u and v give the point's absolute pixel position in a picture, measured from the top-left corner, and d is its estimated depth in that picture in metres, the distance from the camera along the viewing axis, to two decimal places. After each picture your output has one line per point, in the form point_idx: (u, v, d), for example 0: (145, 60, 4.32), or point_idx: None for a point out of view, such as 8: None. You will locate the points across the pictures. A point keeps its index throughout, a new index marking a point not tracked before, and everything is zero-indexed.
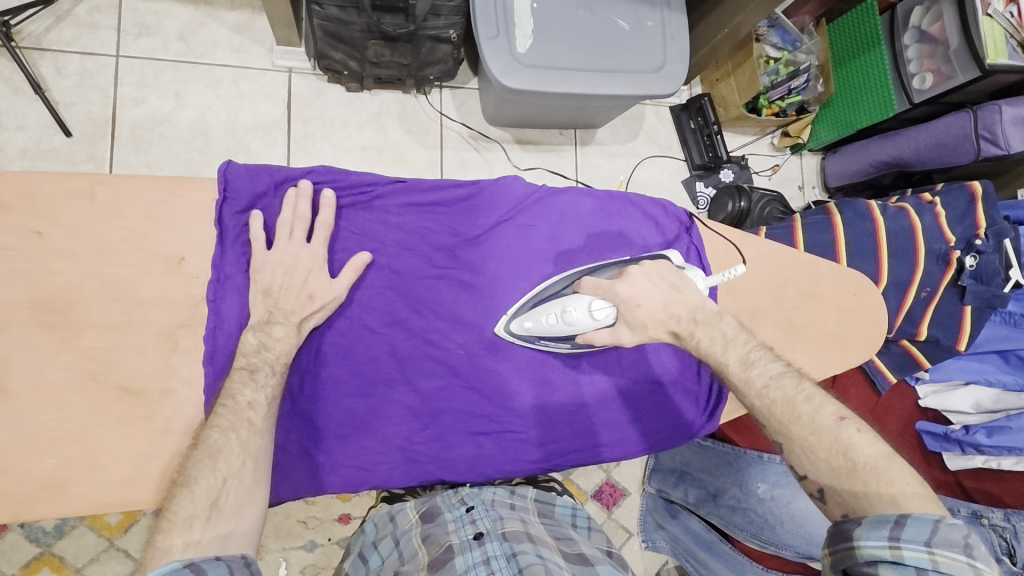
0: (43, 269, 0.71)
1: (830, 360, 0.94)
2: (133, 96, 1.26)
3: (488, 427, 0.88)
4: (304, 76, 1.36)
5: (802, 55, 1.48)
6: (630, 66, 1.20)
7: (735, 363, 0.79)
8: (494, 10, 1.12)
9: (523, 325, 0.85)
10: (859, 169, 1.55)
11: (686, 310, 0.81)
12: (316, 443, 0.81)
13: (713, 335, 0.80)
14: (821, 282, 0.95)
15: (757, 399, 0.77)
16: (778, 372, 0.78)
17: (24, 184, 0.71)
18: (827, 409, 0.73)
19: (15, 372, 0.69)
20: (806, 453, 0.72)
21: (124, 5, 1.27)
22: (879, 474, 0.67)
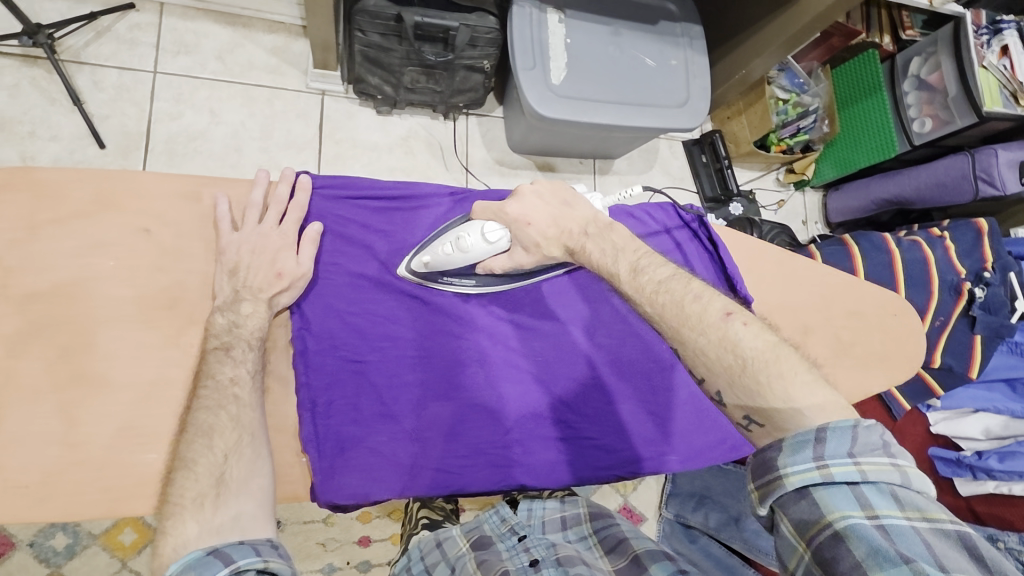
0: (151, 266, 0.74)
1: (878, 376, 0.96)
2: (169, 112, 1.27)
3: (567, 432, 0.88)
4: (337, 99, 1.39)
5: (809, 97, 1.56)
6: (658, 101, 1.26)
7: (624, 272, 0.72)
8: (530, 44, 1.18)
9: (421, 262, 0.83)
10: (862, 206, 1.62)
11: (575, 225, 0.79)
12: (404, 445, 0.80)
13: (603, 247, 0.76)
14: (864, 303, 0.98)
15: (648, 305, 0.67)
16: (667, 276, 0.70)
17: (137, 185, 0.75)
18: (714, 305, 0.65)
19: (117, 365, 0.70)
20: (700, 356, 0.64)
21: (165, 25, 1.30)
22: (772, 369, 0.60)
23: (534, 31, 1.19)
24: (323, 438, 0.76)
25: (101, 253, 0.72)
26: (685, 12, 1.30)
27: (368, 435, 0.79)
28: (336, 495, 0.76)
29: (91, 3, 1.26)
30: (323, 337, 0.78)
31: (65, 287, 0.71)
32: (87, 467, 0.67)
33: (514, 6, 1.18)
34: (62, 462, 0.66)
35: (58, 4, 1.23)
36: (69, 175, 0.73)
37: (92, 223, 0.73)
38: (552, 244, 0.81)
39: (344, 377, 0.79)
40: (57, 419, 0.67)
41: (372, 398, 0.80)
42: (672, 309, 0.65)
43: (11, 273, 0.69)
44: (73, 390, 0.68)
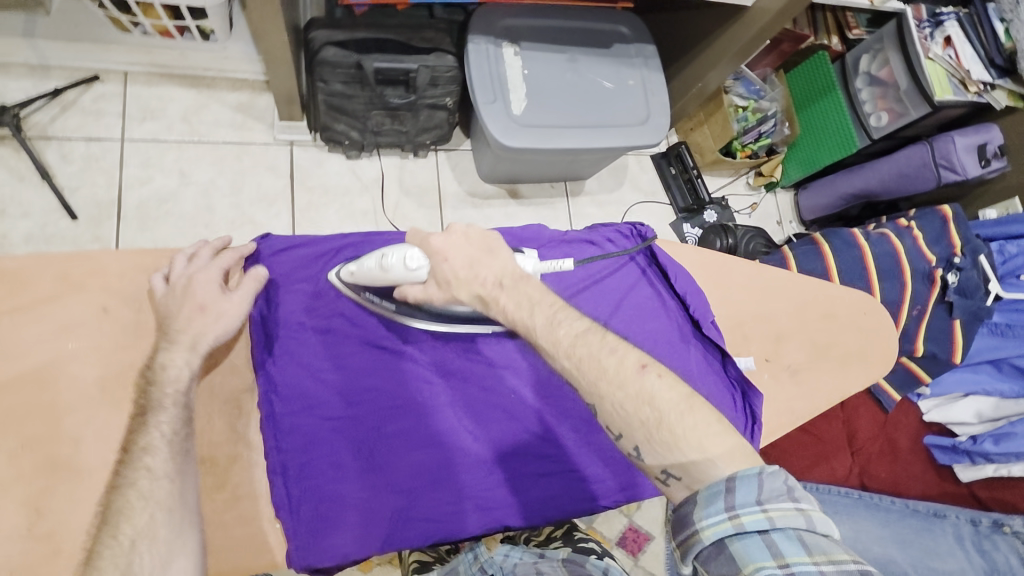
0: (115, 344, 0.74)
1: (857, 376, 0.96)
2: (138, 177, 1.28)
3: (549, 467, 0.88)
4: (305, 148, 1.41)
5: (767, 102, 1.60)
6: (620, 121, 1.29)
7: (541, 325, 0.69)
8: (489, 79, 1.21)
9: (348, 272, 0.83)
10: (831, 203, 1.64)
11: (489, 274, 0.74)
12: (388, 498, 0.81)
13: (517, 299, 0.72)
14: (836, 303, 0.98)
15: (567, 360, 0.67)
16: (584, 329, 0.69)
17: (96, 264, 0.76)
18: (630, 358, 0.66)
19: (85, 448, 0.70)
20: (616, 410, 0.65)
21: (129, 93, 1.32)
22: (686, 420, 0.62)
23: (491, 67, 1.22)
24: (303, 501, 0.77)
25: (63, 336, 0.73)
26: (637, 34, 1.33)
27: (347, 494, 0.79)
28: (319, 558, 0.77)
29: (55, 79, 1.28)
30: (292, 400, 0.80)
31: (33, 373, 0.71)
32: (62, 557, 0.66)
33: (470, 43, 1.21)
34: (35, 557, 0.65)
35: (22, 83, 1.25)
36: (29, 262, 0.74)
37: (62, 304, 0.74)
38: (462, 287, 0.75)
39: (319, 439, 0.80)
40: (23, 512, 0.66)
41: (348, 455, 0.81)
42: (591, 362, 0.65)
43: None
44: (43, 479, 0.68)
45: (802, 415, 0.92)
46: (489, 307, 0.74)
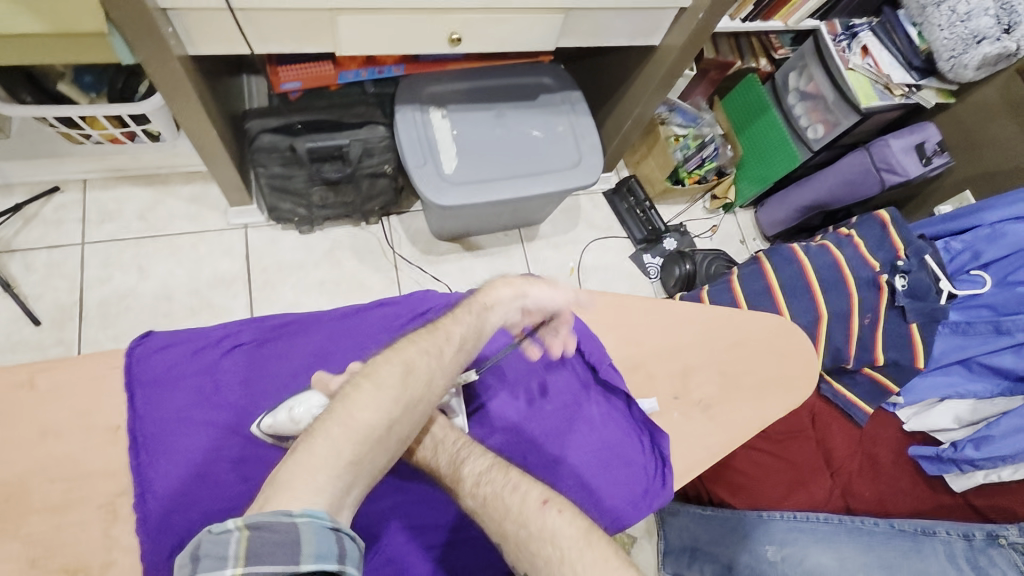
0: None
1: (774, 404, 0.94)
2: (98, 277, 1.34)
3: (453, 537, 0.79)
4: (259, 229, 1.46)
5: (706, 128, 1.61)
6: (553, 166, 1.32)
7: (444, 464, 0.72)
8: (420, 145, 1.26)
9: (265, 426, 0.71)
10: (789, 216, 1.62)
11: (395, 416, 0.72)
12: None
13: (424, 440, 0.74)
14: (745, 334, 0.97)
15: (471, 499, 0.69)
16: (487, 466, 0.71)
17: None
18: (532, 493, 0.68)
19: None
20: (521, 548, 0.66)
21: (88, 199, 1.39)
22: (587, 556, 0.63)
23: (421, 132, 1.27)
24: None
25: None
26: (560, 82, 1.38)
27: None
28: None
29: (18, 194, 1.36)
30: (168, 497, 0.70)
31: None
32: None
33: (397, 113, 1.26)
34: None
35: None
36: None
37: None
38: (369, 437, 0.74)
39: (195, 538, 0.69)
40: None
41: None
42: (495, 502, 0.68)
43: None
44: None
45: (717, 450, 0.89)
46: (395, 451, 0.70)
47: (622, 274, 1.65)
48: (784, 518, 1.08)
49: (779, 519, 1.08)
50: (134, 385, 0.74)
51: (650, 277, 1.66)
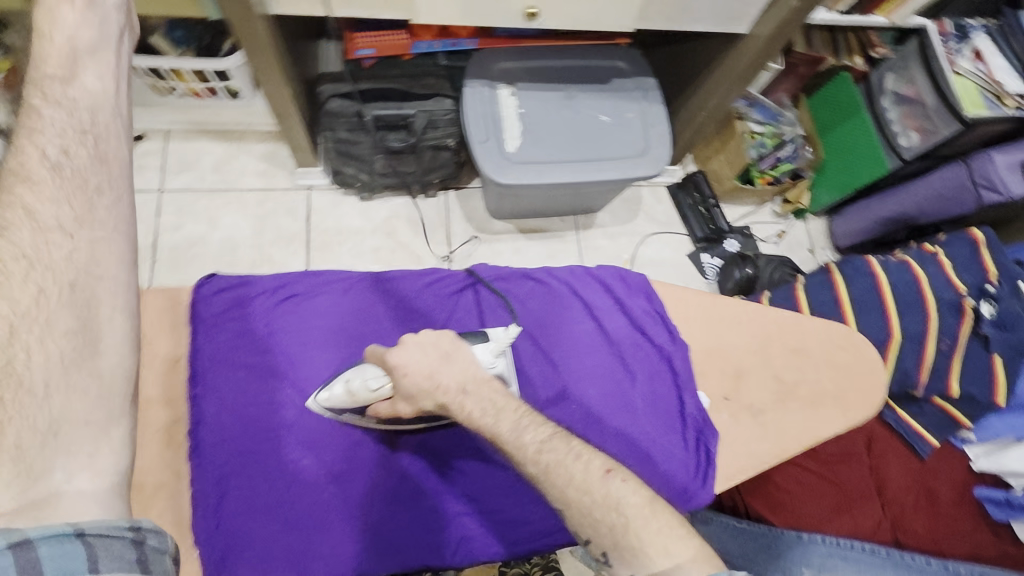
0: None
1: (830, 418, 0.88)
2: (172, 223, 1.41)
3: (476, 503, 0.85)
4: (322, 191, 1.50)
5: (786, 126, 1.53)
6: (617, 153, 1.28)
7: (507, 431, 0.67)
8: (483, 119, 1.24)
9: (322, 399, 0.80)
10: (866, 227, 1.55)
11: (452, 381, 0.70)
12: (298, 534, 0.78)
13: (482, 404, 0.69)
14: (807, 339, 0.92)
15: (533, 466, 0.65)
16: (549, 434, 0.67)
17: None
18: (595, 463, 0.66)
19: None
20: (582, 515, 0.64)
21: (170, 149, 1.47)
22: (653, 524, 0.62)
23: (486, 107, 1.25)
24: (216, 536, 0.76)
25: None
26: (635, 67, 1.34)
27: (259, 526, 0.78)
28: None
29: None
30: (217, 429, 0.80)
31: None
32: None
33: (466, 87, 1.26)
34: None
35: None
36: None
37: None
38: (425, 398, 0.71)
39: (236, 468, 0.79)
40: None
41: (267, 489, 0.79)
42: (558, 469, 0.64)
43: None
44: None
45: (765, 460, 0.85)
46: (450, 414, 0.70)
47: (679, 272, 1.60)
48: (824, 543, 1.00)
49: (818, 543, 1.00)
50: (198, 324, 0.84)
51: (707, 277, 1.59)
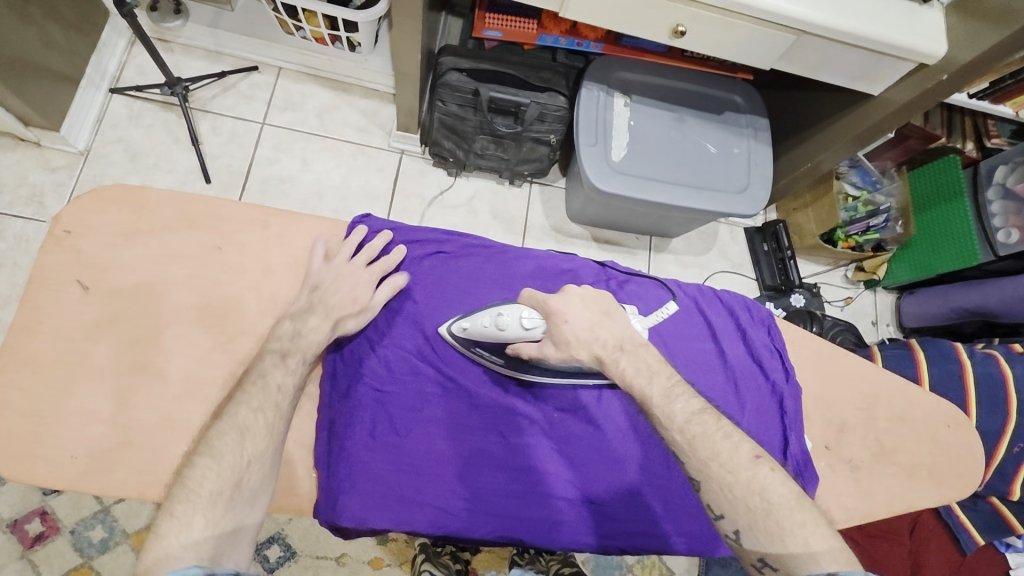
0: (218, 280, 0.83)
1: (921, 491, 0.90)
2: (268, 157, 1.45)
3: (572, 492, 0.84)
4: (413, 158, 1.52)
5: (882, 197, 1.52)
6: (717, 186, 1.28)
7: (658, 395, 0.72)
8: (595, 123, 1.25)
9: (461, 328, 0.83)
10: (940, 312, 1.54)
11: (611, 336, 0.77)
12: (408, 478, 0.80)
13: (638, 365, 0.75)
14: (913, 409, 0.93)
15: (679, 434, 0.70)
16: (698, 408, 0.72)
17: (221, 209, 0.85)
18: (745, 447, 0.69)
19: (175, 362, 0.79)
20: (725, 492, 0.67)
21: (278, 86, 1.50)
22: (795, 517, 0.64)
23: (600, 113, 1.26)
24: (337, 457, 0.79)
25: (176, 262, 0.82)
26: (751, 104, 1.34)
27: (376, 464, 0.79)
28: (337, 517, 0.77)
29: (225, 64, 1.48)
30: (351, 362, 0.83)
31: (145, 287, 0.81)
32: (131, 449, 0.75)
33: (583, 88, 1.27)
34: (107, 441, 0.75)
35: (198, 63, 1.47)
36: (166, 195, 0.84)
37: (157, 239, 0.82)
38: (581, 347, 0.77)
39: (363, 403, 0.81)
40: (110, 402, 0.76)
41: (388, 428, 0.81)
42: (704, 442, 0.68)
43: (101, 272, 0.80)
44: (132, 378, 0.78)
45: (855, 517, 0.87)
46: (606, 368, 0.76)
47: None
48: None
49: None
50: None
51: None
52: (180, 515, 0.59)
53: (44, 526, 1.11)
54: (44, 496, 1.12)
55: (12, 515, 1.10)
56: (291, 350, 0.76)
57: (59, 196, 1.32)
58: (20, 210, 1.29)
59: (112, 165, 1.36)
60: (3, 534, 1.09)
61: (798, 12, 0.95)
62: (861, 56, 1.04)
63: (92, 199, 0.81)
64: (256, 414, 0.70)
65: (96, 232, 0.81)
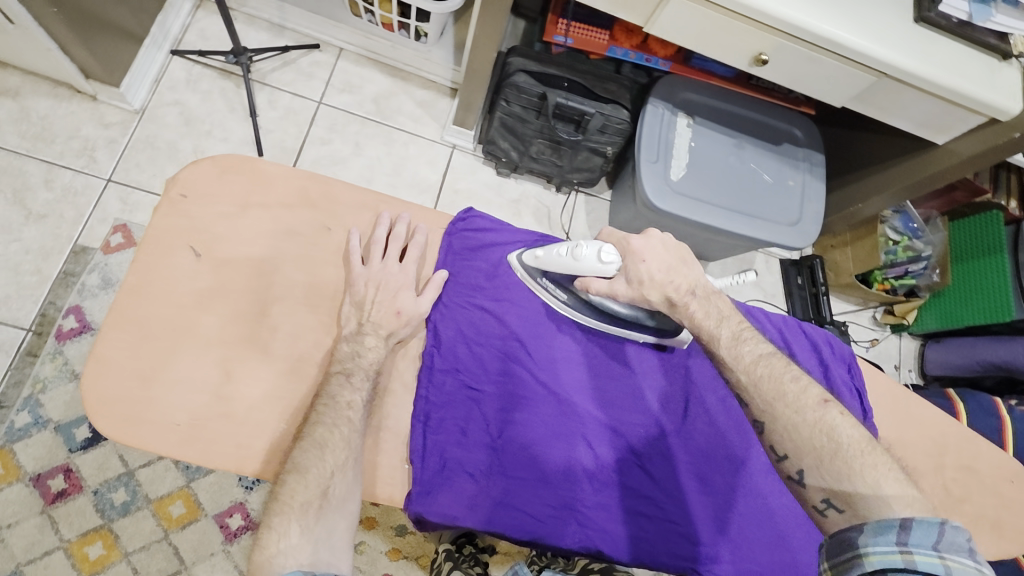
0: (325, 259, 0.83)
1: (983, 543, 0.90)
2: (321, 137, 1.44)
3: (653, 511, 0.84)
4: (464, 153, 1.52)
5: (922, 243, 1.55)
6: (769, 216, 1.29)
7: (726, 337, 0.78)
8: (656, 141, 1.26)
9: (534, 256, 0.87)
10: (964, 364, 1.54)
11: (685, 282, 0.79)
12: (497, 479, 0.80)
13: (708, 309, 0.79)
14: (980, 460, 0.93)
15: (744, 375, 0.75)
16: (767, 354, 0.76)
17: (332, 189, 0.86)
18: (813, 392, 0.72)
19: (280, 337, 0.79)
20: (790, 433, 0.71)
21: (338, 67, 1.49)
22: (865, 458, 0.66)
23: (662, 131, 1.27)
24: (430, 452, 0.78)
25: (290, 239, 0.82)
26: (810, 139, 1.34)
27: (468, 461, 0.80)
28: (426, 510, 0.77)
29: (287, 39, 1.47)
30: (449, 357, 0.83)
31: (256, 260, 0.81)
32: (234, 421, 0.74)
33: (648, 104, 1.28)
34: (210, 411, 0.74)
35: (261, 35, 1.46)
36: (285, 171, 0.85)
37: (271, 212, 0.82)
38: (654, 290, 0.79)
39: (459, 400, 0.81)
40: (217, 371, 0.75)
41: (481, 426, 0.81)
42: (769, 384, 0.73)
43: (216, 240, 0.80)
44: (239, 349, 0.77)
45: None
46: (676, 311, 0.79)
47: None
48: None
49: None
50: (448, 253, 0.88)
51: None
52: (278, 525, 0.66)
53: (67, 483, 1.09)
54: (70, 453, 1.11)
55: (35, 469, 1.09)
56: (354, 368, 0.76)
57: (110, 152, 1.28)
58: (71, 162, 1.26)
59: (165, 127, 1.33)
60: (25, 486, 1.08)
61: (883, 54, 0.96)
62: (938, 107, 1.05)
63: (212, 165, 0.82)
64: (332, 429, 0.72)
65: (213, 198, 0.81)
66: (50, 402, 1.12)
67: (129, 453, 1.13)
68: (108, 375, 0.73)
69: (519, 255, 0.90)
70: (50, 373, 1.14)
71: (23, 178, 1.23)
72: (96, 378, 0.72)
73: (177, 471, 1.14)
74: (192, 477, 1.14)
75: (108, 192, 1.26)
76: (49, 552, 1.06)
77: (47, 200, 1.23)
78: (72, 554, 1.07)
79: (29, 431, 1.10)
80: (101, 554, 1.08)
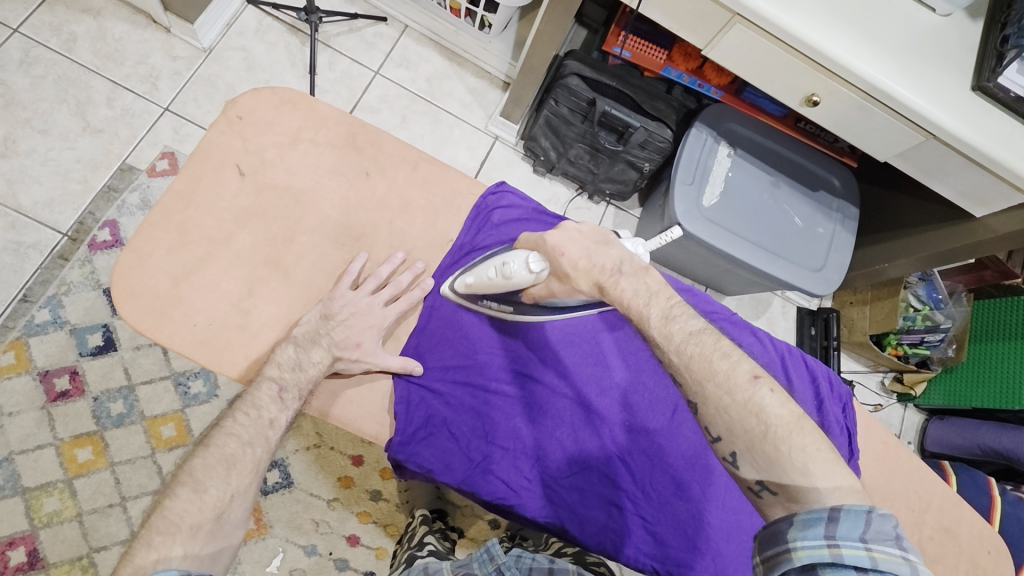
0: (359, 203, 0.87)
1: None
2: (373, 105, 1.48)
3: (625, 502, 0.85)
4: (505, 145, 1.55)
5: (943, 315, 1.51)
6: (793, 257, 1.30)
7: (655, 316, 0.70)
8: (695, 164, 1.27)
9: (466, 283, 0.84)
10: (964, 445, 1.51)
11: (608, 261, 0.76)
12: (479, 444, 0.83)
13: (636, 287, 0.73)
14: (962, 524, 0.93)
15: (676, 356, 0.66)
16: (697, 329, 0.68)
17: (377, 139, 0.89)
18: (743, 367, 0.64)
19: (303, 265, 0.83)
20: (720, 415, 0.63)
21: (400, 42, 1.53)
22: (794, 439, 0.60)
23: (702, 155, 1.28)
24: (415, 407, 0.82)
25: (331, 177, 0.86)
26: (846, 190, 1.35)
27: (455, 422, 0.83)
28: (406, 458, 0.80)
29: (356, 7, 1.52)
30: (455, 323, 0.87)
31: (295, 192, 0.84)
32: (246, 333, 0.79)
33: (693, 128, 1.28)
34: (226, 321, 0.78)
35: None
36: (336, 113, 0.88)
37: (318, 150, 0.86)
38: (581, 278, 0.76)
39: (460, 364, 0.85)
40: (241, 286, 0.80)
41: (471, 393, 0.85)
42: (698, 362, 0.65)
43: (261, 164, 0.83)
44: (264, 270, 0.81)
45: None
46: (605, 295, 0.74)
47: None
48: None
49: None
50: (474, 217, 0.91)
51: None
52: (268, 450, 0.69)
53: (71, 384, 1.14)
54: (79, 356, 1.15)
55: (45, 365, 1.13)
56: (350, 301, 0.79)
57: (172, 83, 1.34)
58: (134, 86, 1.31)
59: (228, 69, 1.38)
60: (32, 380, 1.12)
61: (933, 115, 0.96)
62: (978, 175, 1.04)
63: (272, 97, 0.85)
64: None
65: (267, 126, 0.84)
66: (70, 305, 1.17)
67: (134, 367, 1.17)
68: (141, 270, 0.77)
69: (451, 284, 0.86)
70: (77, 278, 1.19)
71: (88, 93, 1.28)
72: (129, 270, 0.76)
73: (175, 394, 1.17)
74: (188, 403, 1.17)
75: (162, 119, 1.31)
76: (42, 447, 1.10)
77: (107, 117, 1.28)
78: (62, 453, 1.11)
79: (47, 328, 1.15)
80: (89, 459, 1.11)
